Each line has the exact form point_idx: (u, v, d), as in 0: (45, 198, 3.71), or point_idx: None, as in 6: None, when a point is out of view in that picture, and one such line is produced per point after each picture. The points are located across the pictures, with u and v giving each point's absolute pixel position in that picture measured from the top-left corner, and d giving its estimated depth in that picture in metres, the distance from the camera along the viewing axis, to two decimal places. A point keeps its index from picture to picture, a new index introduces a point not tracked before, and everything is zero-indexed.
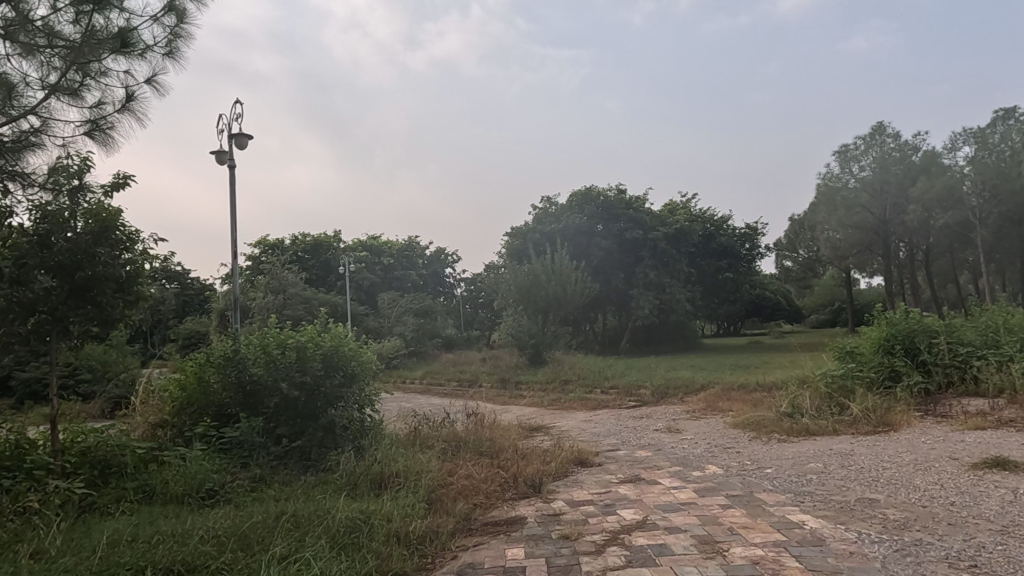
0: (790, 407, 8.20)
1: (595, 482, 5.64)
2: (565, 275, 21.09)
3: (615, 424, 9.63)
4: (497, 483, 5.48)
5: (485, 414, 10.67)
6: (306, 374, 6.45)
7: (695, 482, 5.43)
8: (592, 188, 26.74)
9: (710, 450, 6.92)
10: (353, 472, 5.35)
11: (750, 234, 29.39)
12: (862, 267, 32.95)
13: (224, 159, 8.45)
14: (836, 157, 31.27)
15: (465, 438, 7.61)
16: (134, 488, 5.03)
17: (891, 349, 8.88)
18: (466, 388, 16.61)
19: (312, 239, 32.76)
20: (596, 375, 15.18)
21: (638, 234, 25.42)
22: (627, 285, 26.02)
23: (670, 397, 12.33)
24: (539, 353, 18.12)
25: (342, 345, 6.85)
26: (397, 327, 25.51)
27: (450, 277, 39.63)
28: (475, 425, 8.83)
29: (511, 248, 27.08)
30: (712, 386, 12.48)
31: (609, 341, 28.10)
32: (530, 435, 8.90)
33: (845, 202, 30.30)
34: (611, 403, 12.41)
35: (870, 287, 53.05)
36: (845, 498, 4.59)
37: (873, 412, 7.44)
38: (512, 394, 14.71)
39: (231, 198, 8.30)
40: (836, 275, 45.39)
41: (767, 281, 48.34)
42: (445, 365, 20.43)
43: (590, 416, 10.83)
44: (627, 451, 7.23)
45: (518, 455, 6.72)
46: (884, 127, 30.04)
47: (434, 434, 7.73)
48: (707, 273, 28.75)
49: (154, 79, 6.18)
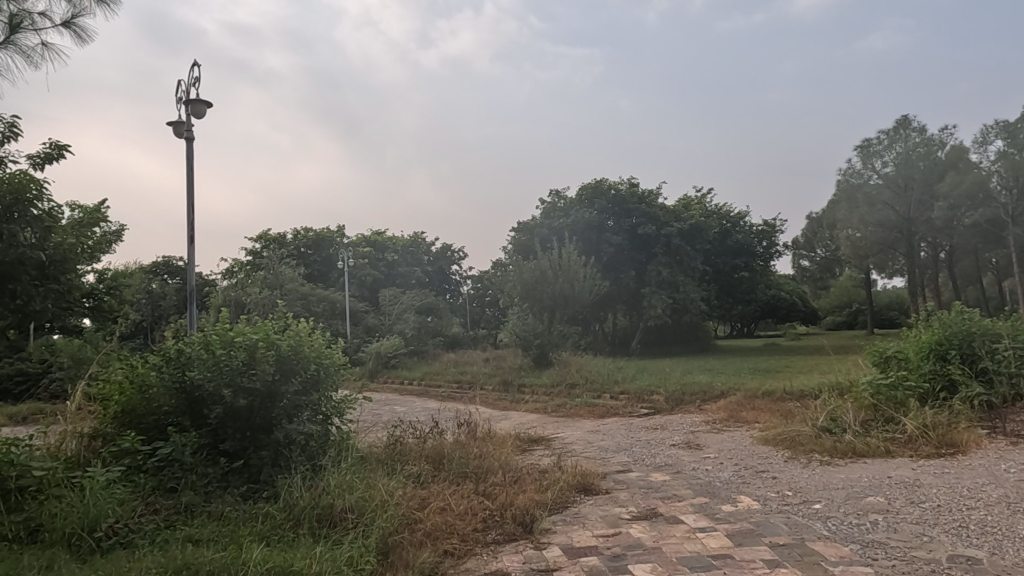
0: (828, 420, 7.14)
1: (600, 520, 4.52)
2: (573, 271, 19.98)
3: (625, 437, 8.51)
4: (477, 520, 4.41)
5: (480, 422, 9.58)
6: (255, 380, 5.36)
7: (728, 523, 4.29)
8: (603, 181, 25.61)
9: (739, 475, 5.78)
10: (297, 505, 4.28)
11: (767, 231, 28.21)
12: (881, 268, 31.47)
13: (183, 130, 7.40)
14: (858, 151, 30.01)
15: (451, 456, 6.56)
16: (19, 525, 3.98)
17: (945, 355, 7.68)
18: (466, 390, 15.54)
19: (314, 233, 31.87)
20: (605, 378, 14.04)
21: (650, 229, 24.30)
22: (639, 283, 24.87)
23: (687, 406, 11.17)
24: (545, 354, 17.03)
25: (301, 345, 5.76)
26: (397, 325, 24.51)
27: (456, 274, 38.63)
28: (465, 438, 7.73)
29: (518, 244, 26.08)
30: (733, 392, 11.32)
31: (620, 343, 26.95)
32: (527, 450, 7.78)
33: (866, 199, 28.99)
34: (621, 411, 11.27)
35: (888, 289, 51.48)
36: (934, 555, 3.46)
37: (932, 429, 6.28)
38: (513, 398, 13.62)
39: (188, 177, 7.26)
40: (856, 275, 43.91)
41: (782, 281, 47.03)
42: (446, 365, 19.38)
43: (598, 426, 9.69)
44: (640, 473, 6.09)
45: (509, 478, 5.63)
46: (908, 121, 28.77)
47: (416, 451, 6.70)
48: (722, 271, 27.52)
49: (74, 23, 5.19)
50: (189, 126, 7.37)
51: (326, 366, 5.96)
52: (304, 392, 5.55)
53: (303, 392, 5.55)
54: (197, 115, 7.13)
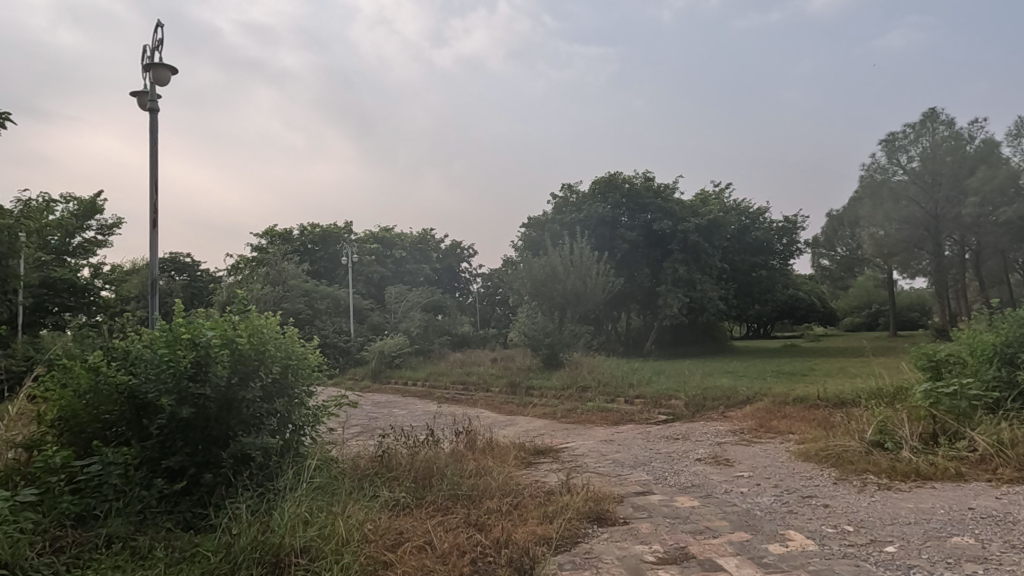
0: (879, 434, 6.25)
1: (617, 563, 3.62)
2: (584, 268, 19.05)
3: (643, 448, 7.61)
4: (463, 562, 3.56)
5: (481, 429, 8.69)
6: (206, 386, 4.53)
7: (780, 573, 3.38)
8: (617, 175, 24.63)
9: (783, 501, 4.86)
10: (233, 545, 3.43)
11: (788, 228, 27.18)
12: (905, 268, 30.24)
13: (148, 101, 6.58)
14: (882, 146, 29.04)
15: (443, 473, 5.74)
16: None
17: (1014, 359, 6.60)
18: (471, 392, 14.67)
19: (320, 229, 31.16)
20: (619, 380, 13.08)
21: (666, 225, 23.31)
22: (654, 281, 23.95)
23: (709, 413, 10.21)
24: (555, 355, 16.09)
25: (267, 345, 4.92)
26: (403, 323, 23.73)
27: (466, 272, 37.85)
28: (462, 451, 6.86)
29: (528, 240, 25.22)
30: (760, 398, 10.36)
31: (633, 343, 26.01)
32: (532, 464, 6.90)
33: (891, 195, 27.78)
34: (637, 418, 10.31)
35: (909, 290, 50.12)
36: None
37: (1009, 447, 5.34)
38: (520, 402, 12.73)
39: (152, 152, 6.46)
40: (877, 276, 42.64)
41: (801, 280, 45.79)
42: (453, 365, 18.49)
43: (612, 434, 8.76)
44: (662, 497, 5.17)
45: (509, 503, 4.74)
46: (936, 114, 27.66)
47: (407, 464, 5.91)
48: (740, 270, 26.46)
49: None
50: (153, 97, 6.53)
51: (298, 367, 5.13)
52: (276, 398, 4.72)
53: (275, 397, 4.72)
54: (160, 83, 6.30)
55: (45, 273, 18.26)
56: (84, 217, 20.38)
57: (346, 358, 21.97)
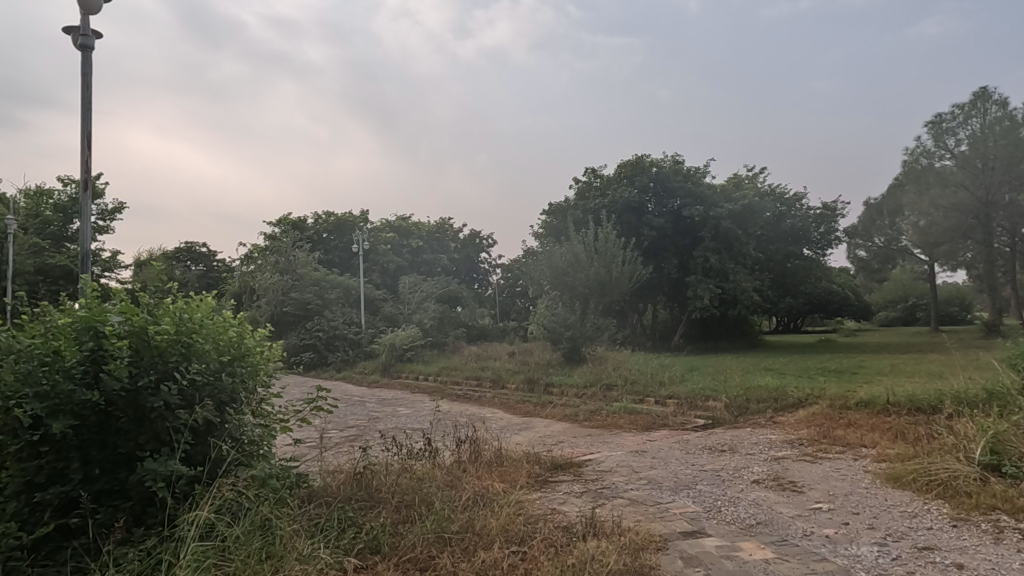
0: (991, 454, 4.89)
1: None
2: (609, 256, 17.71)
3: (682, 464, 6.27)
4: None
5: (489, 436, 7.42)
6: (100, 391, 3.35)
7: None
8: (644, 158, 23.17)
9: (894, 556, 3.50)
10: None
11: (826, 216, 25.32)
12: (951, 259, 28.25)
13: (78, 35, 5.44)
14: (928, 128, 27.11)
15: (432, 501, 4.56)
16: None
17: None
18: (485, 389, 13.44)
19: (335, 217, 30.17)
20: (648, 378, 11.71)
21: (697, 211, 21.75)
22: (683, 272, 22.51)
23: (755, 418, 8.85)
24: (576, 350, 14.80)
25: (193, 334, 3.74)
26: (417, 314, 22.59)
27: (484, 263, 36.66)
28: (459, 468, 5.62)
29: (549, 227, 24.03)
30: (813, 401, 8.94)
31: (660, 337, 24.60)
32: (548, 484, 5.64)
33: (938, 180, 25.87)
34: (671, 423, 8.94)
35: (949, 284, 47.74)
36: None
37: None
38: (538, 400, 11.50)
39: (85, 97, 5.33)
40: (917, 269, 40.50)
41: (835, 272, 43.73)
42: (467, 359, 17.27)
43: (644, 444, 7.42)
44: (720, 542, 3.84)
45: (515, 556, 3.50)
46: (988, 93, 25.70)
47: (390, 497, 4.73)
48: (775, 260, 24.85)
49: None
50: (83, 32, 5.38)
51: (238, 365, 3.96)
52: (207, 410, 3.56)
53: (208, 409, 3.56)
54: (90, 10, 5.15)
55: (42, 260, 17.58)
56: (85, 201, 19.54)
57: (356, 351, 20.90)
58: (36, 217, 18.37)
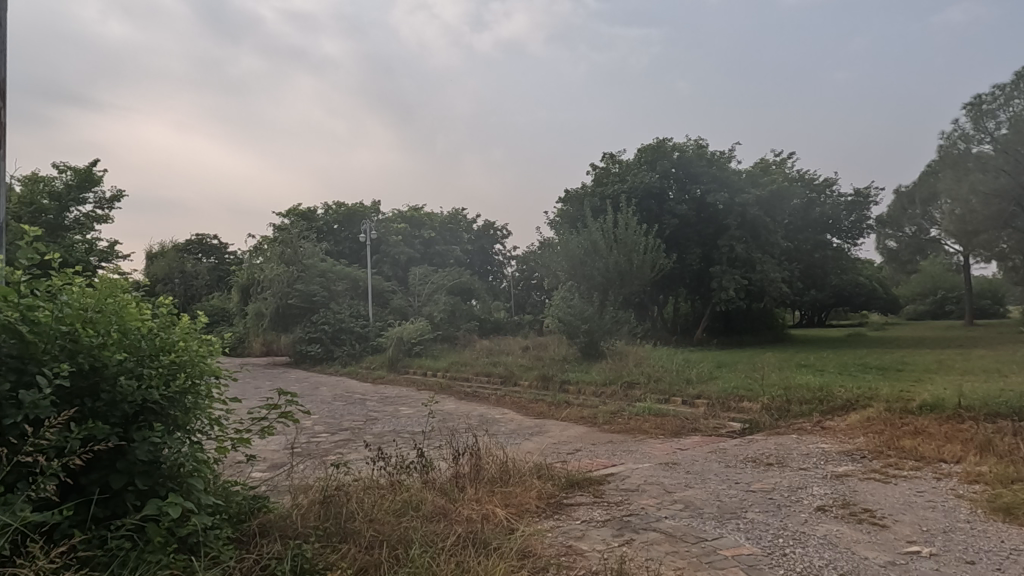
0: None
1: None
2: (629, 243, 16.57)
3: (722, 481, 5.23)
4: None
5: (496, 444, 6.42)
6: None
7: None
8: (665, 142, 21.96)
9: None
10: None
11: (858, 203, 23.94)
12: (990, 249, 26.70)
13: None
14: (966, 111, 25.50)
15: (410, 539, 3.58)
16: None
17: None
18: (495, 387, 12.45)
19: (345, 208, 29.29)
20: (674, 375, 10.62)
21: (721, 197, 20.50)
22: (707, 262, 21.33)
23: (798, 422, 7.76)
24: (594, 344, 13.75)
25: (80, 326, 2.83)
26: (426, 307, 21.65)
27: (499, 254, 35.69)
28: (449, 490, 4.62)
29: (566, 216, 23.01)
30: (864, 403, 7.83)
31: (681, 331, 23.48)
32: (565, 507, 4.63)
33: (978, 165, 24.31)
34: (703, 427, 7.86)
35: (982, 276, 45.69)
36: None
37: None
38: (552, 399, 10.48)
39: None
40: (949, 261, 38.73)
41: (863, 264, 42.00)
42: (477, 354, 16.34)
43: (675, 454, 6.38)
44: None
45: None
46: None
47: (364, 531, 3.68)
48: (803, 250, 23.58)
49: None
50: None
51: (148, 367, 2.98)
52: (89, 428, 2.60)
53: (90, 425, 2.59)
54: None
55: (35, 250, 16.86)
56: (82, 188, 18.81)
57: (363, 345, 20.01)
58: (30, 205, 17.60)
